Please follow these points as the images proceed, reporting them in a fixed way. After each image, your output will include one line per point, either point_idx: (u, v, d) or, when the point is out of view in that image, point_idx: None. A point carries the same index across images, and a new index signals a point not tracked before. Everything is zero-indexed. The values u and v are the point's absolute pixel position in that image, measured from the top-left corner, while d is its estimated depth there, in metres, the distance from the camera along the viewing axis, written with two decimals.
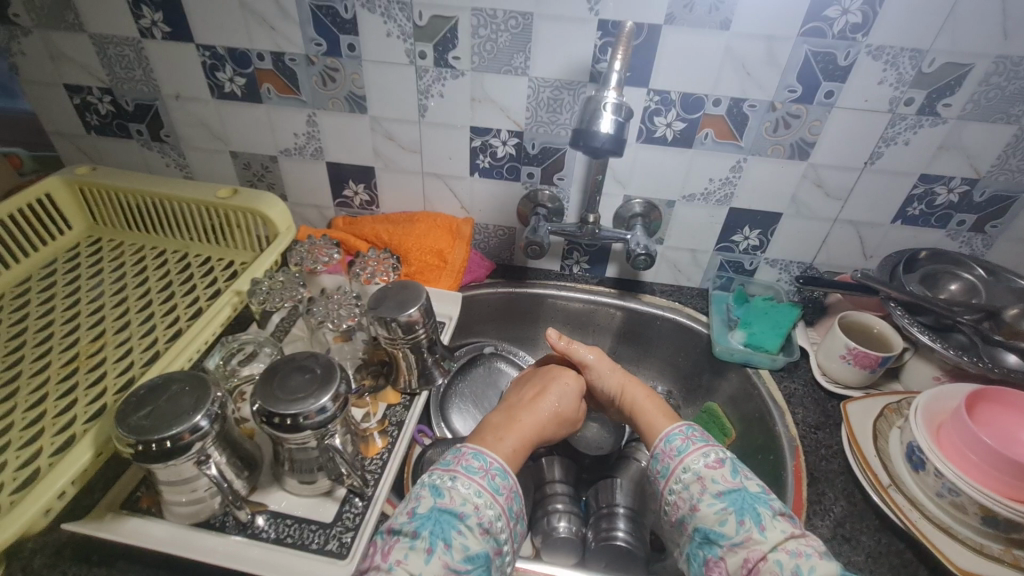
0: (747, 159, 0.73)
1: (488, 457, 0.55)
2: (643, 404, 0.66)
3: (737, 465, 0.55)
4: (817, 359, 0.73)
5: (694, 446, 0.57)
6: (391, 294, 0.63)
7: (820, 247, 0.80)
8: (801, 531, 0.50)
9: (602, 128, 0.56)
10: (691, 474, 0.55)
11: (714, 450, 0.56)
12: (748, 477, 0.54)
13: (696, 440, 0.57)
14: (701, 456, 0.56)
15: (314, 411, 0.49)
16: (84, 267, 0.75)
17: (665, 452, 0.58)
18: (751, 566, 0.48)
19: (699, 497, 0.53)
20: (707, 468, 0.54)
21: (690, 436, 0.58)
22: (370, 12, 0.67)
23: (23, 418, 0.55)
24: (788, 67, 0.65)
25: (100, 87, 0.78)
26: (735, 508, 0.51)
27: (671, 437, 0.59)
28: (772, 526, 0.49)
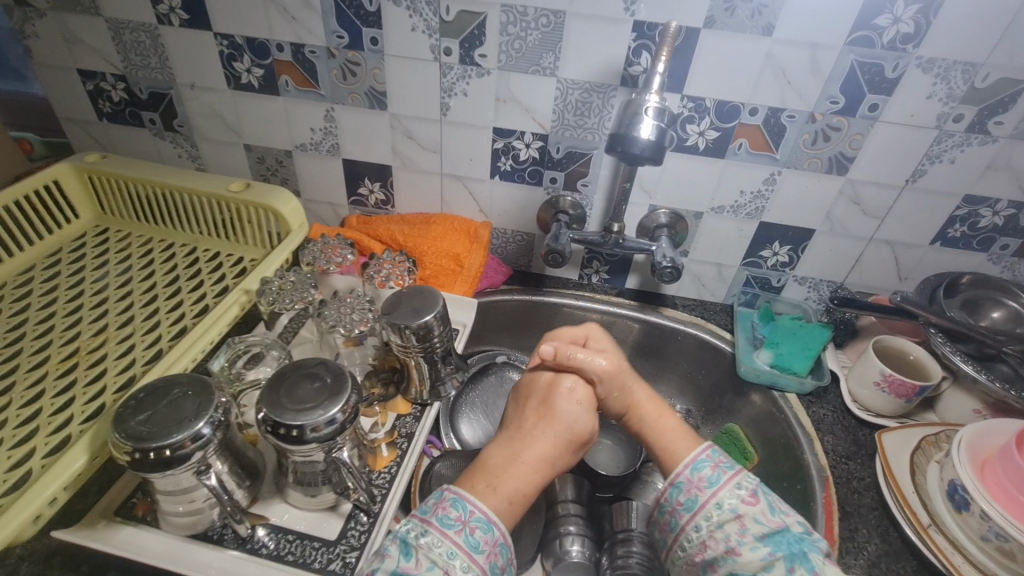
0: (781, 172, 0.70)
1: (469, 505, 0.50)
2: (658, 419, 0.60)
3: (770, 498, 0.51)
4: (847, 384, 0.70)
5: (726, 477, 0.52)
6: (406, 300, 0.60)
7: (852, 266, 0.77)
8: (842, 575, 0.47)
9: (642, 134, 0.53)
10: (728, 510, 0.50)
11: (747, 481, 0.52)
12: (788, 513, 0.50)
13: (725, 467, 0.53)
14: (734, 488, 0.51)
15: (322, 423, 0.46)
16: (89, 258, 0.72)
17: (692, 483, 0.53)
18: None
19: (739, 540, 0.49)
20: (746, 506, 0.50)
21: (719, 463, 0.53)
22: (396, 5, 0.64)
23: (17, 415, 0.52)
24: (831, 77, 0.61)
25: (114, 73, 0.76)
26: (784, 554, 0.47)
27: (700, 462, 0.54)
28: (824, 573, 0.46)
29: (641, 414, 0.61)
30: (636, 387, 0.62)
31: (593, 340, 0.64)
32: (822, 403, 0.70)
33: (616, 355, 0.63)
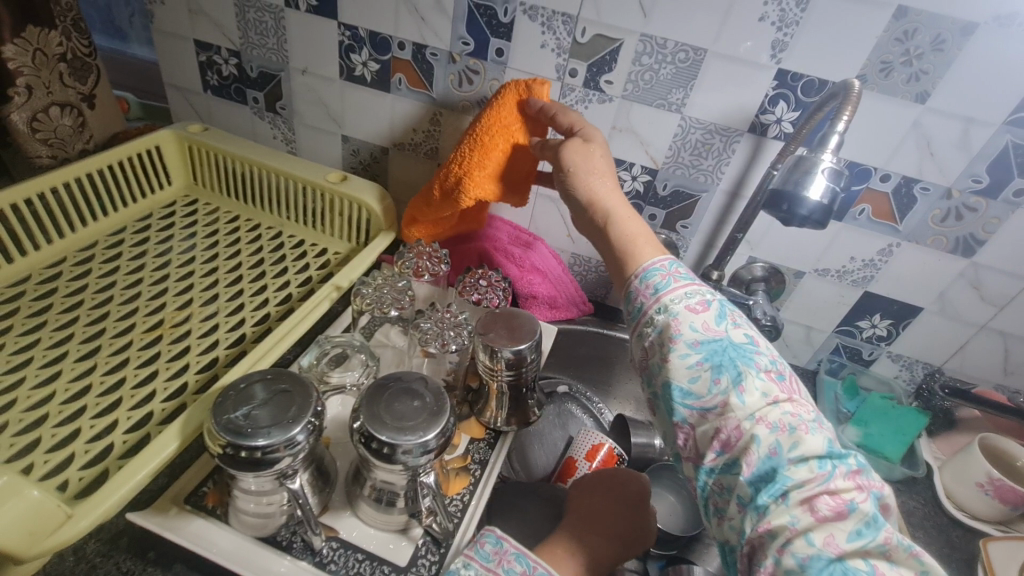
0: (900, 244, 0.66)
1: (532, 560, 0.44)
2: (618, 207, 0.52)
3: (726, 310, 0.45)
4: (941, 478, 0.66)
5: (674, 286, 0.46)
6: (501, 321, 0.58)
7: (954, 352, 0.72)
8: (788, 396, 0.40)
9: (812, 194, 0.49)
10: (665, 317, 0.44)
11: (697, 293, 0.45)
12: (737, 325, 0.44)
13: (680, 277, 0.47)
14: (682, 296, 0.45)
15: (415, 446, 0.44)
16: (179, 227, 0.72)
17: (641, 290, 0.47)
18: (725, 439, 0.40)
19: (667, 347, 0.43)
20: (683, 312, 0.44)
21: (673, 272, 0.47)
22: (531, 19, 0.63)
23: (101, 382, 0.51)
24: (979, 155, 0.58)
25: (228, 48, 0.76)
26: (711, 363, 0.41)
27: (650, 272, 0.47)
28: (753, 387, 0.40)
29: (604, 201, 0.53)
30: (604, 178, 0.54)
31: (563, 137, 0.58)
32: (911, 494, 0.66)
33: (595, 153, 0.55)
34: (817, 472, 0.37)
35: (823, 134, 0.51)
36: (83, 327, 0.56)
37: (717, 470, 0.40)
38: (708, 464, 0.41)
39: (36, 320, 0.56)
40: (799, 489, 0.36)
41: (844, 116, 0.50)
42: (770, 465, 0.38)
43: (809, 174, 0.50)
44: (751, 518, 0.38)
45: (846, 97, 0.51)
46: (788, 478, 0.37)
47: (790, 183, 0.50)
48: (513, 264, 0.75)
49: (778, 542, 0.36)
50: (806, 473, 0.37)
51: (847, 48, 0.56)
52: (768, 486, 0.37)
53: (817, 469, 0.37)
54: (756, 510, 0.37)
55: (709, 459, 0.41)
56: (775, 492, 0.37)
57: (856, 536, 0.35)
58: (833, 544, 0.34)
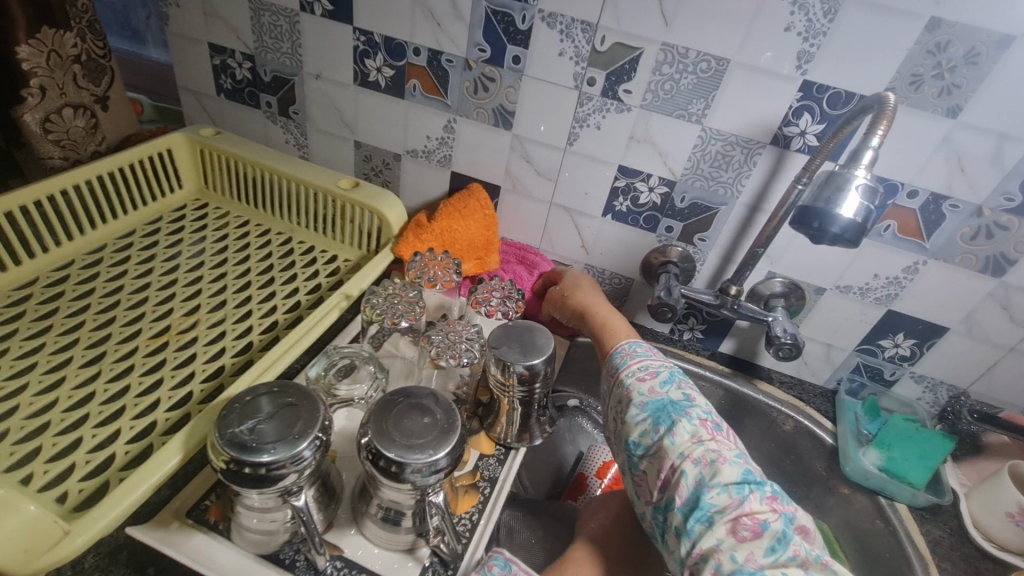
0: (927, 262, 0.64)
1: None
2: (600, 303, 0.63)
3: (675, 377, 0.49)
4: (968, 507, 0.63)
5: (629, 363, 0.51)
6: (515, 335, 0.57)
7: (981, 374, 0.70)
8: (714, 436, 0.44)
9: (845, 210, 0.47)
10: (621, 387, 0.49)
11: (649, 365, 0.50)
12: (680, 384, 0.48)
13: (636, 355, 0.52)
14: (636, 368, 0.50)
15: (425, 466, 0.42)
16: (188, 231, 0.71)
17: (610, 370, 0.52)
18: (664, 477, 0.43)
19: (623, 411, 0.48)
20: (633, 382, 0.49)
21: (630, 351, 0.52)
22: (549, 26, 0.61)
23: (105, 390, 0.50)
24: (1013, 172, 0.56)
25: (242, 52, 0.76)
26: (653, 416, 0.45)
27: (617, 353, 0.53)
28: (683, 430, 0.44)
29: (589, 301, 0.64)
30: (592, 289, 0.67)
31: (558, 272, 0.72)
32: (936, 522, 0.63)
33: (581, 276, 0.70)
34: (736, 497, 0.40)
35: (854, 148, 0.50)
36: (88, 332, 0.55)
37: (662, 508, 0.43)
38: (656, 503, 0.44)
39: (42, 326, 0.55)
40: (722, 514, 0.39)
41: (877, 130, 0.48)
42: (697, 494, 0.41)
43: (841, 191, 0.48)
44: (685, 545, 0.40)
45: (879, 111, 0.49)
46: (711, 504, 0.40)
47: (820, 201, 0.49)
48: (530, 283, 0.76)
49: (710, 564, 0.38)
50: (726, 499, 0.40)
51: (876, 60, 0.54)
52: (695, 513, 0.40)
53: (736, 494, 0.40)
54: (689, 537, 0.40)
55: (656, 497, 0.44)
56: (701, 518, 0.40)
57: (771, 552, 0.38)
58: (752, 560, 0.37)
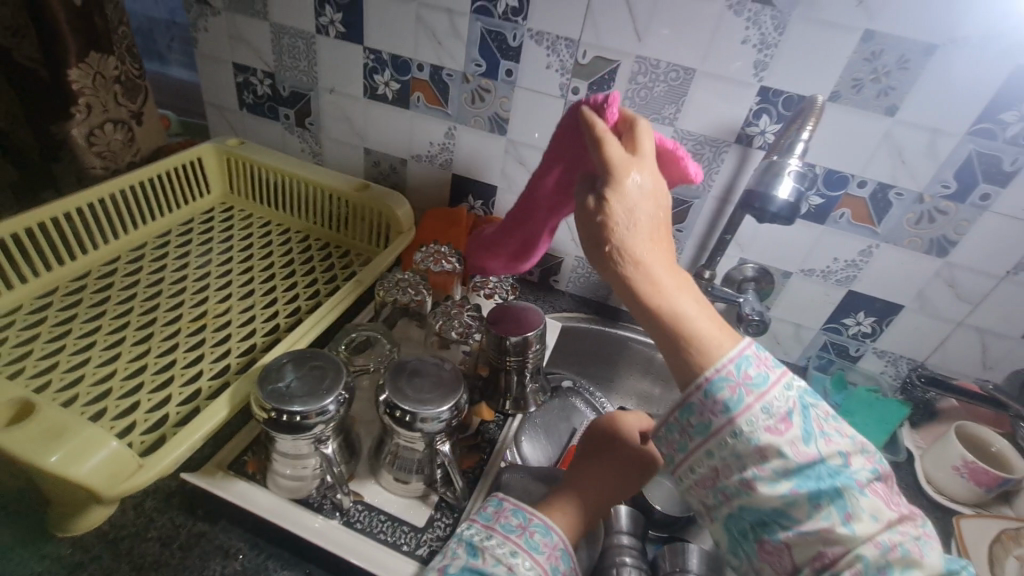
0: (879, 246, 0.71)
1: (528, 514, 0.48)
2: (656, 255, 0.42)
3: (809, 417, 0.39)
4: (921, 465, 0.70)
5: (749, 401, 0.39)
6: (511, 313, 0.64)
7: (935, 347, 0.77)
8: (892, 512, 0.38)
9: (781, 193, 0.57)
10: (747, 439, 0.38)
11: (776, 403, 0.39)
12: (826, 437, 0.39)
13: (752, 383, 0.39)
14: (759, 412, 0.39)
15: (431, 417, 0.50)
16: (217, 231, 0.79)
17: (706, 406, 0.40)
18: (827, 562, 0.36)
19: (751, 475, 0.38)
20: (767, 436, 0.38)
21: (742, 379, 0.39)
22: (537, 43, 0.70)
23: (156, 363, 0.57)
24: (947, 162, 0.63)
25: (264, 70, 0.84)
26: (809, 491, 0.37)
27: (720, 380, 0.39)
28: (859, 511, 0.36)
29: (638, 250, 0.41)
30: (659, 221, 0.43)
31: (606, 146, 0.45)
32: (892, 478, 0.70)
33: (649, 182, 0.43)
34: None
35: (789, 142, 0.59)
36: (137, 316, 0.63)
37: None
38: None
39: (98, 311, 0.63)
40: None
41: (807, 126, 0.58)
42: None
43: (777, 176, 0.58)
44: None
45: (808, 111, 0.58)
46: None
47: (762, 185, 0.58)
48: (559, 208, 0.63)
49: None
50: None
51: (821, 67, 0.62)
52: None
53: None
54: None
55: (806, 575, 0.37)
56: None
57: None
58: None
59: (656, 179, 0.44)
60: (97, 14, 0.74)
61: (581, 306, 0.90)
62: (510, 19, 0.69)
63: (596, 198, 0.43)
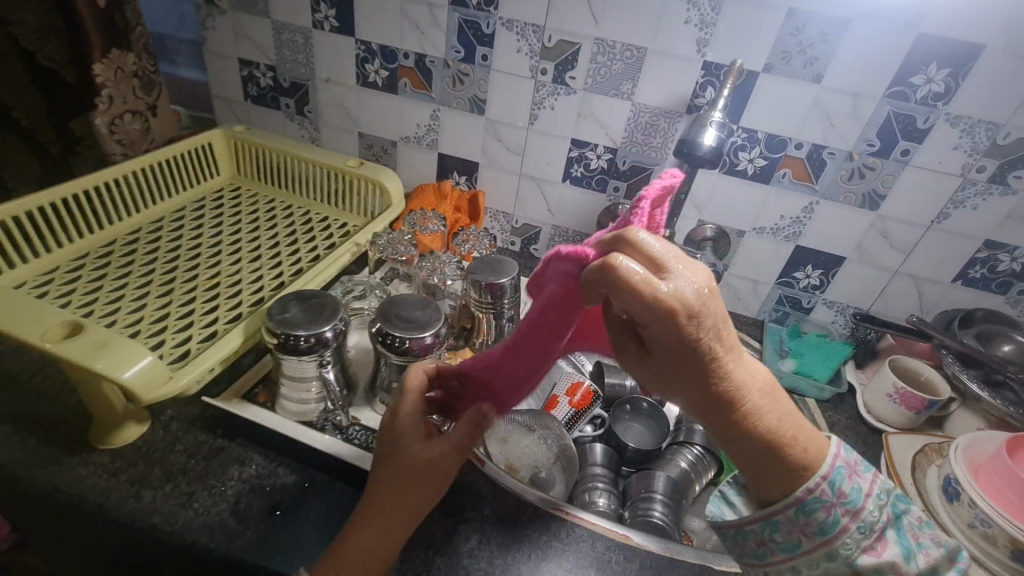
0: (819, 202, 0.80)
1: None
2: (748, 390, 0.39)
3: (903, 530, 0.45)
4: (863, 397, 0.78)
5: (844, 521, 0.43)
6: (485, 263, 0.72)
7: (877, 296, 0.85)
8: None
9: (705, 140, 0.66)
10: (845, 559, 0.43)
11: (869, 517, 0.43)
12: (920, 549, 0.44)
13: (847, 504, 0.43)
14: (855, 533, 0.43)
15: (415, 340, 0.59)
16: (228, 207, 0.88)
17: (797, 525, 0.44)
18: None
19: None
20: (866, 556, 0.43)
21: (837, 503, 0.43)
22: (508, 30, 0.79)
23: (178, 310, 0.64)
24: (869, 123, 0.72)
25: (266, 64, 0.93)
26: None
27: (812, 501, 0.43)
28: None
29: (749, 397, 0.39)
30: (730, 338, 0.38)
31: (652, 303, 0.34)
32: (836, 410, 0.78)
33: (700, 287, 0.36)
34: None
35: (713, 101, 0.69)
36: (160, 276, 0.70)
37: None
38: None
39: (125, 271, 0.70)
40: None
41: (725, 87, 0.68)
42: None
43: (703, 127, 0.67)
44: None
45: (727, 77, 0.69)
46: None
47: (690, 135, 0.67)
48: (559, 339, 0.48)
49: None
50: None
51: (754, 42, 0.71)
52: None
53: None
54: None
55: None
56: None
57: None
58: None
59: (698, 273, 0.36)
60: (117, 15, 0.84)
61: None
62: (484, 9, 0.78)
63: (685, 368, 0.37)
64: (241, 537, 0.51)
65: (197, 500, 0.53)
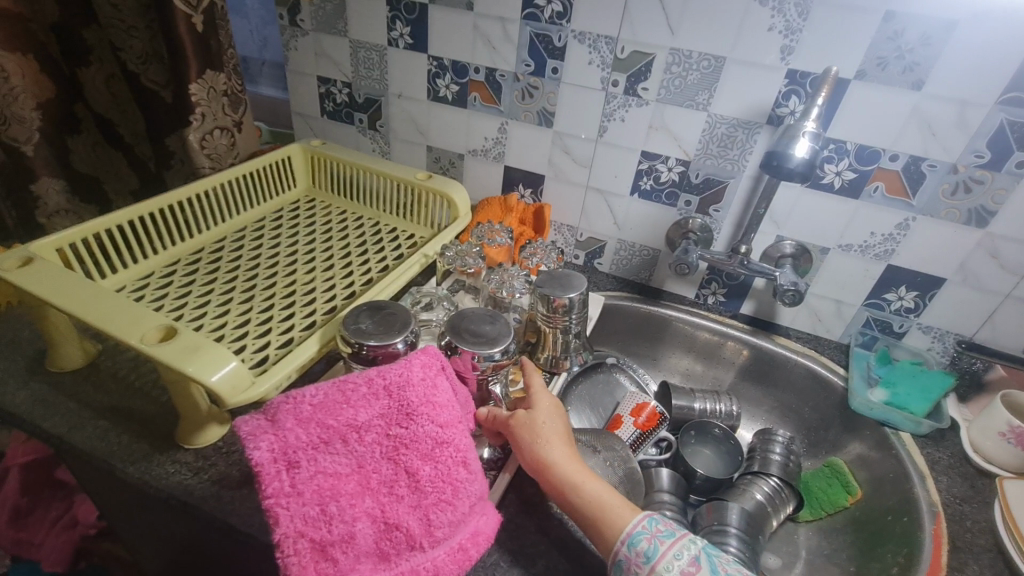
0: (915, 219, 0.73)
1: None
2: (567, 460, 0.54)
3: (714, 562, 0.50)
4: (968, 434, 0.71)
5: (663, 548, 0.50)
6: (553, 279, 0.71)
7: (984, 321, 0.77)
8: None
9: (797, 153, 0.62)
10: None
11: (682, 546, 0.50)
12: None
13: (663, 536, 0.51)
14: (673, 559, 0.49)
15: (483, 356, 0.59)
16: (303, 218, 0.92)
17: (631, 559, 0.49)
18: None
19: None
20: None
21: (655, 533, 0.51)
22: (580, 43, 0.78)
23: (258, 317, 0.67)
24: (978, 133, 0.66)
25: (343, 81, 0.97)
26: None
27: (636, 534, 0.50)
28: None
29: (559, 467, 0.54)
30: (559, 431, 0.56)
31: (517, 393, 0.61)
32: (937, 447, 0.71)
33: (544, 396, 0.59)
34: None
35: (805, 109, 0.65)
36: (242, 283, 0.74)
37: None
38: None
39: (211, 278, 0.75)
40: None
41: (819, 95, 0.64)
42: None
43: (793, 139, 0.63)
44: None
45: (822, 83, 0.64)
46: None
47: (778, 146, 0.64)
48: (427, 422, 0.49)
49: None
50: None
51: (846, 48, 0.66)
52: None
53: None
54: None
55: None
56: None
57: None
58: None
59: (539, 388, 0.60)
60: (212, 39, 0.90)
61: (624, 287, 0.95)
62: (556, 22, 0.78)
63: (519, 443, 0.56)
64: None
65: None
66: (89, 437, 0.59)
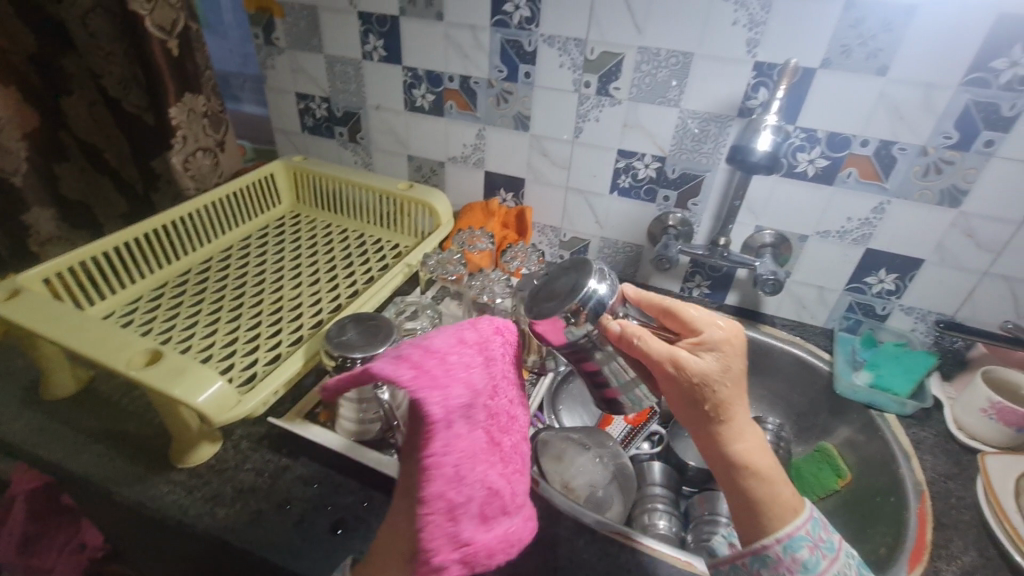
0: (890, 202, 0.74)
1: None
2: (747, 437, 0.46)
3: None
4: (952, 412, 0.71)
5: (823, 563, 0.44)
6: (533, 283, 0.72)
7: (964, 300, 0.78)
8: None
9: (760, 146, 0.63)
10: None
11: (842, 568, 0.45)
12: None
13: (825, 550, 0.45)
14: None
15: (581, 309, 0.47)
16: (288, 234, 0.93)
17: (784, 561, 0.44)
18: None
19: None
20: None
21: (819, 543, 0.45)
22: (549, 46, 0.79)
23: (246, 334, 0.69)
24: (945, 114, 0.66)
25: (321, 96, 0.98)
26: None
27: (799, 538, 0.44)
28: None
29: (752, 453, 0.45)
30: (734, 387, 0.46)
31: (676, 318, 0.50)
32: (922, 426, 0.72)
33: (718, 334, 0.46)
34: None
35: (768, 103, 0.67)
36: (229, 301, 0.75)
37: None
38: None
39: (199, 298, 0.76)
40: None
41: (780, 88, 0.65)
42: None
43: (755, 133, 0.64)
44: None
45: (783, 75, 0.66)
46: None
47: (744, 140, 0.65)
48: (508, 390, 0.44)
49: None
50: None
51: (810, 39, 0.67)
52: None
53: None
54: None
55: None
56: None
57: None
58: None
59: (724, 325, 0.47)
60: (189, 61, 0.91)
61: None
62: (525, 27, 0.79)
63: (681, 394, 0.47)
64: (306, 556, 0.52)
65: (266, 517, 0.55)
66: (83, 463, 0.60)
